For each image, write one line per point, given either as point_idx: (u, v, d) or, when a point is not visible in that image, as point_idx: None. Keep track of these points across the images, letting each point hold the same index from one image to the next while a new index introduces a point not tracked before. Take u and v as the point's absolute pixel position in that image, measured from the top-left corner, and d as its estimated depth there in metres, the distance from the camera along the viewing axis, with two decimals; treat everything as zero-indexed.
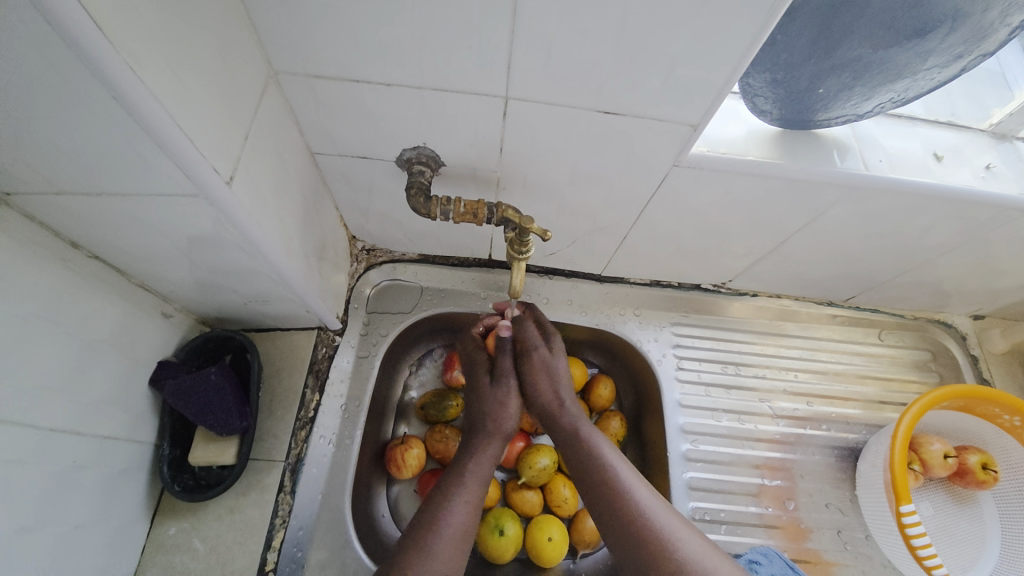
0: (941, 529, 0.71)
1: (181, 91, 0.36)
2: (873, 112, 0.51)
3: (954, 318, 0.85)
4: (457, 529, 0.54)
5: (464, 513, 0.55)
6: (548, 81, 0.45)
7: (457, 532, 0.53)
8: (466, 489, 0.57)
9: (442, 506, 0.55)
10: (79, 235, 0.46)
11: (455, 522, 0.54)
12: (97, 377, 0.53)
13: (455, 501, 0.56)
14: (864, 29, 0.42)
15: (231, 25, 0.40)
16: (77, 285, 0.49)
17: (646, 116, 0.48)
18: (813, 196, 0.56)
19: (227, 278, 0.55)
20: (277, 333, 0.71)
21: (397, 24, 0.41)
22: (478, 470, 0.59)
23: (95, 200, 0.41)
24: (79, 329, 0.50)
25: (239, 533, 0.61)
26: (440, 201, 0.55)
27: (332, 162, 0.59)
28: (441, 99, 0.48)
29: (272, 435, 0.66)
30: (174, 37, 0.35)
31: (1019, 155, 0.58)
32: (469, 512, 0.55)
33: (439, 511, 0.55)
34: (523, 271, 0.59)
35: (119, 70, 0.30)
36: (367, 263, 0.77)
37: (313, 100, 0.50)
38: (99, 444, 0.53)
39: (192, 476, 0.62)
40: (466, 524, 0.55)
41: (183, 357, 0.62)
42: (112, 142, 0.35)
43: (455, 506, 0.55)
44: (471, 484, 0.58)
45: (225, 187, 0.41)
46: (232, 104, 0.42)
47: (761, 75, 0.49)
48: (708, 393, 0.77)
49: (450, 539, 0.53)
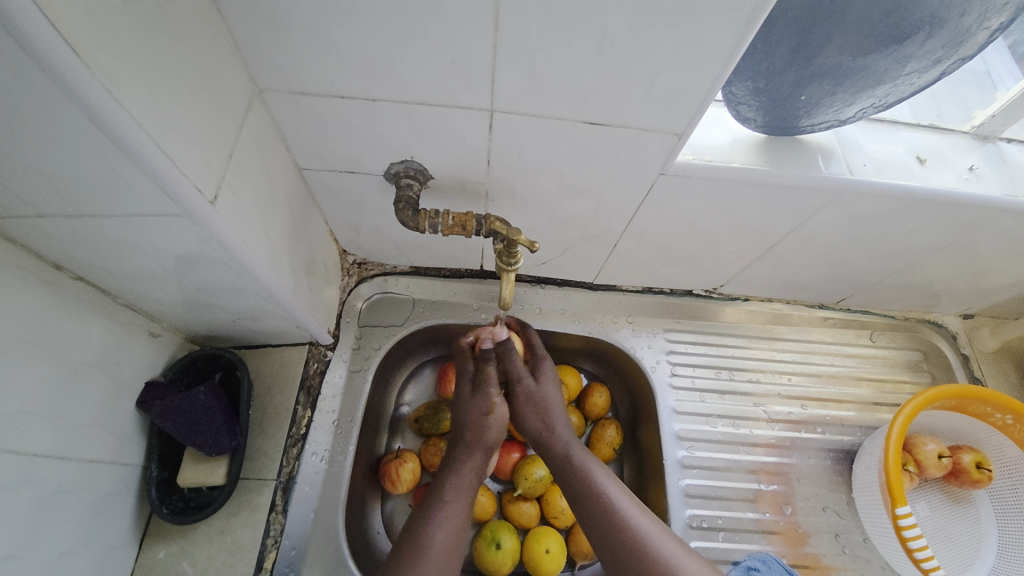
0: (938, 529, 0.71)
1: (161, 112, 0.35)
2: (855, 117, 0.52)
3: (943, 318, 0.86)
4: (442, 546, 0.55)
5: (447, 531, 0.56)
6: (533, 93, 0.45)
7: (443, 550, 0.55)
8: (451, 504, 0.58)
9: (427, 523, 0.56)
10: (62, 257, 0.46)
11: (441, 541, 0.55)
12: (83, 400, 0.52)
13: (439, 517, 0.57)
14: (843, 38, 0.43)
15: (212, 44, 0.40)
16: (61, 307, 0.49)
17: (631, 126, 0.48)
18: (800, 201, 0.57)
19: (214, 296, 0.54)
20: (268, 350, 0.70)
21: (381, 40, 0.41)
22: (463, 485, 0.60)
23: (76, 222, 0.40)
24: (63, 352, 0.50)
25: (230, 555, 0.60)
26: (428, 214, 0.55)
27: (320, 177, 0.59)
28: (426, 113, 0.48)
29: (263, 454, 0.65)
30: (153, 58, 0.34)
31: (1001, 157, 0.59)
32: (455, 529, 0.57)
33: (424, 529, 0.56)
34: (513, 281, 0.59)
35: (96, 92, 0.30)
36: (358, 277, 0.76)
37: (299, 116, 0.50)
38: (85, 468, 0.52)
39: (181, 497, 0.61)
40: (451, 540, 0.56)
41: (171, 377, 0.62)
42: (91, 164, 0.35)
43: (439, 523, 0.56)
44: (456, 499, 0.59)
45: (208, 206, 0.41)
46: (215, 123, 0.41)
47: (743, 84, 0.49)
48: (703, 398, 0.77)
49: (436, 556, 0.54)
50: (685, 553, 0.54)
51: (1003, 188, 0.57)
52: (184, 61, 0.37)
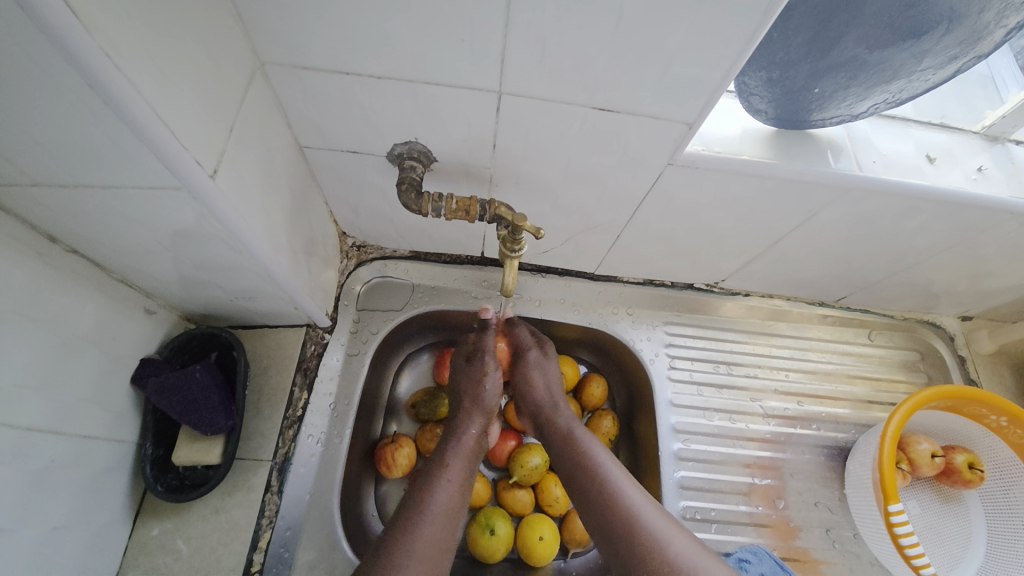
0: (928, 528, 0.72)
1: (162, 81, 0.34)
2: (867, 113, 0.51)
3: (942, 319, 0.86)
4: (444, 506, 0.54)
5: (449, 492, 0.56)
6: (543, 75, 0.44)
7: (444, 509, 0.54)
8: (451, 467, 0.58)
9: (429, 484, 0.56)
10: (58, 229, 0.45)
11: (444, 501, 0.55)
12: (77, 375, 0.51)
13: (441, 482, 0.56)
14: (861, 29, 0.42)
15: (214, 13, 0.39)
16: (55, 281, 0.48)
17: (641, 114, 0.47)
18: (808, 196, 0.56)
19: (211, 274, 0.53)
20: (265, 331, 0.69)
21: (389, 17, 0.40)
22: (463, 451, 0.61)
23: (72, 192, 0.40)
24: (58, 326, 0.49)
25: (224, 534, 0.60)
26: (432, 198, 0.54)
27: (322, 156, 0.58)
28: (433, 93, 0.47)
29: (259, 435, 0.64)
30: (152, 23, 0.33)
31: (1011, 158, 0.59)
32: (457, 491, 0.57)
33: (426, 490, 0.55)
34: (515, 268, 0.59)
35: (94, 57, 0.29)
36: (357, 260, 0.76)
37: (301, 93, 0.49)
38: (78, 444, 0.52)
39: (176, 476, 0.61)
40: (453, 503, 0.55)
41: (166, 355, 0.61)
42: (87, 133, 0.34)
43: (440, 487, 0.56)
44: (455, 462, 0.59)
45: (208, 180, 0.40)
46: (216, 96, 0.40)
47: (756, 74, 0.48)
48: (700, 392, 0.77)
49: (437, 516, 0.53)
50: (677, 529, 0.53)
51: (1011, 190, 0.56)
52: (186, 30, 0.36)
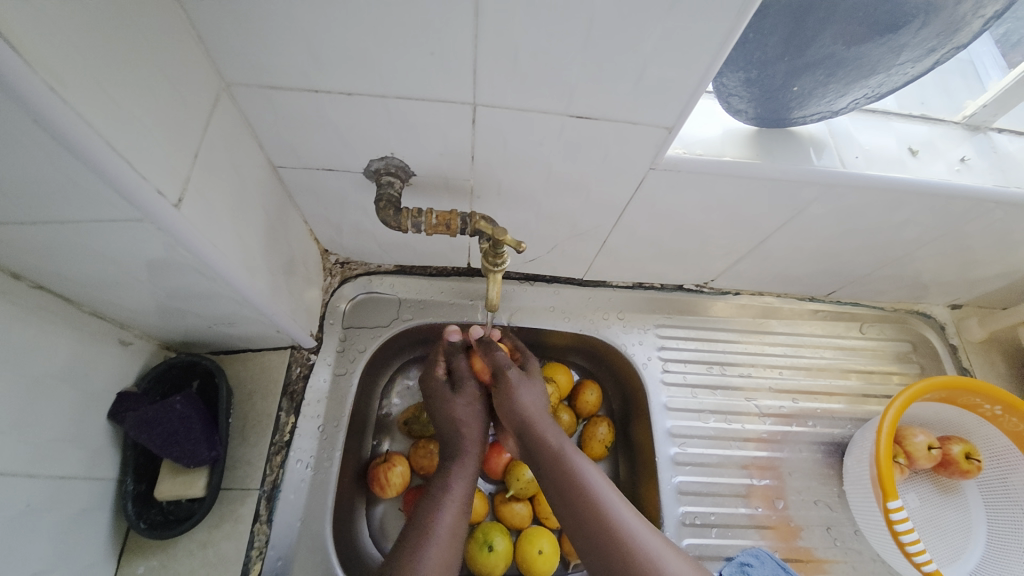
0: (928, 520, 0.72)
1: (112, 106, 0.33)
2: (847, 107, 0.51)
3: (932, 308, 0.86)
4: (445, 532, 0.55)
5: (452, 516, 0.56)
6: (517, 86, 0.43)
7: (446, 537, 0.54)
8: (452, 494, 0.58)
9: (432, 510, 0.56)
10: (22, 266, 0.43)
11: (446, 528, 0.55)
12: (51, 414, 0.49)
13: (443, 506, 0.57)
14: (837, 26, 0.41)
15: (171, 35, 0.38)
16: (23, 318, 0.46)
17: (620, 120, 0.46)
18: (792, 195, 0.56)
19: (186, 303, 0.52)
20: (248, 355, 0.68)
21: (354, 31, 0.39)
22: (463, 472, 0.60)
23: (31, 229, 0.38)
24: (28, 366, 0.47)
25: (213, 568, 0.58)
26: (411, 213, 0.53)
27: (297, 176, 0.56)
28: (405, 107, 0.46)
29: (245, 463, 0.63)
30: (101, 51, 0.32)
31: (993, 147, 0.58)
32: (458, 516, 0.57)
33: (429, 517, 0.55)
34: (499, 282, 0.58)
35: (36, 90, 0.28)
36: (341, 277, 0.74)
37: (270, 112, 0.47)
38: (55, 485, 0.50)
39: (160, 511, 0.59)
40: (457, 527, 0.56)
41: (145, 387, 0.59)
42: (37, 168, 0.32)
43: (442, 512, 0.56)
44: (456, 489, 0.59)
45: (172, 211, 0.38)
46: (178, 122, 0.39)
47: (734, 74, 0.48)
48: (694, 394, 0.76)
49: (440, 543, 0.54)
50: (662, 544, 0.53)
51: (994, 179, 0.56)
52: (140, 53, 0.35)
